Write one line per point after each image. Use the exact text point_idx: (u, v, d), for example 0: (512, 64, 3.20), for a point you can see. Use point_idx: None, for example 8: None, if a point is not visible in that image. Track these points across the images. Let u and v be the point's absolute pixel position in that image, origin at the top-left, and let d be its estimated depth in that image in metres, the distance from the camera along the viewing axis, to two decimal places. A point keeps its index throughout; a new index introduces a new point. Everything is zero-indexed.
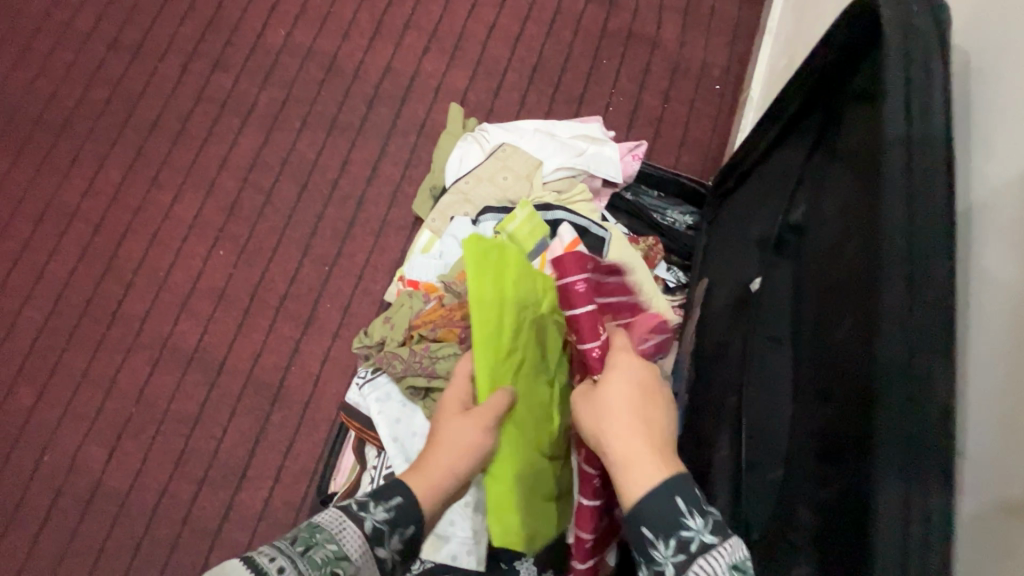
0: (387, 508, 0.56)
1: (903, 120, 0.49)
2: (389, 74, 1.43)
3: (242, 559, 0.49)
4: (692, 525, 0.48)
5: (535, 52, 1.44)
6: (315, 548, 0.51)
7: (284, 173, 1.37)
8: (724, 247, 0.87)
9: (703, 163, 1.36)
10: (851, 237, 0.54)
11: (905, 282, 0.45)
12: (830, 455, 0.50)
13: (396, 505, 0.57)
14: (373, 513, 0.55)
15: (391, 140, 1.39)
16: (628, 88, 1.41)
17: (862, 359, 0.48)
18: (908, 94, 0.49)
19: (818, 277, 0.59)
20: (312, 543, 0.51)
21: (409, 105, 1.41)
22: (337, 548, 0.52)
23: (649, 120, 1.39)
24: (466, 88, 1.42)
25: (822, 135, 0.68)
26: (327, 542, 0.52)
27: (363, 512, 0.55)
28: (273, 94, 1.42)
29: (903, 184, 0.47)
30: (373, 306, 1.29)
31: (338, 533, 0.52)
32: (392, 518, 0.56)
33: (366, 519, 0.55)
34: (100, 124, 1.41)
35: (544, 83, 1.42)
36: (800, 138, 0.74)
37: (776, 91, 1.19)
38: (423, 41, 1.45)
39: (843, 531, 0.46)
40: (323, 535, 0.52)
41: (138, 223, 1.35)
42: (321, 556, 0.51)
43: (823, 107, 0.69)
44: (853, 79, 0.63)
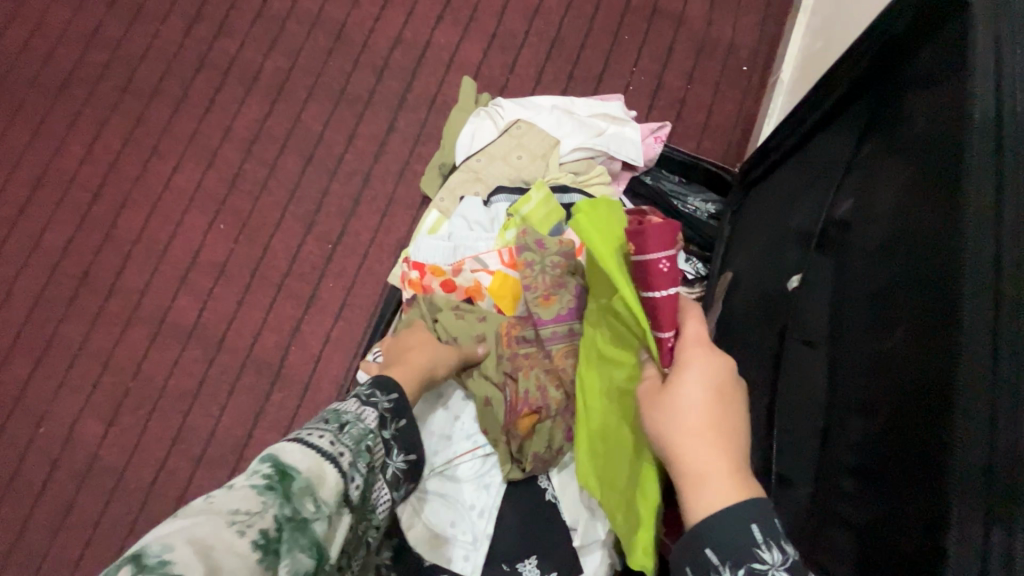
0: (388, 401, 0.63)
1: (992, 101, 0.43)
2: (401, 44, 1.37)
3: (292, 440, 0.53)
4: (766, 558, 0.43)
5: (554, 26, 1.37)
6: (349, 426, 0.57)
7: (289, 146, 1.32)
8: (753, 239, 0.80)
9: (727, 149, 1.30)
10: (916, 234, 0.48)
11: (994, 286, 0.39)
12: (889, 474, 0.45)
13: (394, 398, 0.63)
14: (379, 400, 0.62)
15: (401, 115, 1.33)
16: (651, 67, 1.34)
17: (931, 372, 0.42)
18: (1000, 72, 0.43)
19: (872, 277, 0.53)
20: (345, 422, 0.58)
21: (420, 78, 1.35)
22: (364, 426, 0.59)
23: (671, 102, 1.32)
24: (481, 62, 1.35)
25: (875, 119, 0.62)
26: (355, 420, 0.58)
27: (372, 399, 0.62)
28: (279, 62, 1.36)
29: (993, 172, 0.41)
30: (377, 287, 1.25)
31: (361, 413, 0.59)
32: (393, 408, 0.63)
33: (375, 406, 0.61)
34: (99, 88, 1.36)
35: (562, 59, 1.35)
36: (847, 122, 0.67)
37: (810, 74, 1.12)
38: (437, 10, 1.38)
39: (909, 560, 0.41)
40: (350, 416, 0.59)
41: (138, 192, 1.31)
42: (353, 429, 0.57)
43: (877, 87, 0.62)
44: (916, 56, 0.56)
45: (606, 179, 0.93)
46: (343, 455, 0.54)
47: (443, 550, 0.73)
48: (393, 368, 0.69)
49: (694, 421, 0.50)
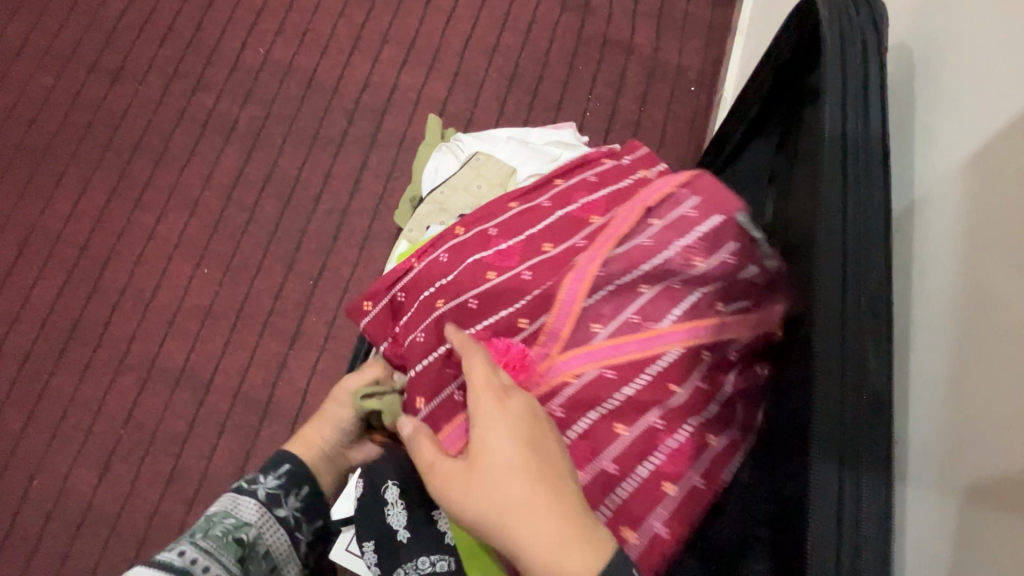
0: (274, 477, 0.74)
1: (838, 121, 0.53)
2: (369, 87, 1.45)
3: (146, 565, 0.62)
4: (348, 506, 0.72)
5: (513, 62, 1.46)
6: (215, 527, 0.68)
7: (267, 189, 1.38)
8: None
9: (681, 165, 1.38)
10: (801, 237, 0.57)
11: (839, 282, 0.49)
12: (781, 450, 0.52)
13: (284, 472, 0.75)
14: (266, 483, 0.74)
15: (374, 154, 1.40)
16: (606, 93, 1.43)
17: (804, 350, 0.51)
18: (843, 96, 0.54)
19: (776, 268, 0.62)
20: (212, 525, 0.68)
21: (389, 118, 1.42)
22: (235, 520, 0.70)
23: (627, 123, 1.41)
24: (446, 99, 1.44)
25: (784, 135, 0.70)
26: (226, 517, 0.70)
27: (256, 485, 0.73)
28: (254, 112, 1.43)
29: (840, 185, 0.51)
30: (359, 318, 1.30)
31: (234, 507, 0.70)
32: (284, 483, 0.74)
33: (260, 489, 0.73)
34: (82, 148, 1.42)
35: (521, 92, 1.44)
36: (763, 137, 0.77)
37: None
38: (401, 54, 1.47)
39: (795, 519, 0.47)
40: (221, 515, 0.70)
41: (123, 245, 1.35)
42: (223, 528, 0.68)
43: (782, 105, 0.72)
44: (802, 78, 0.66)
45: None
46: (199, 559, 0.64)
47: (422, 553, 0.74)
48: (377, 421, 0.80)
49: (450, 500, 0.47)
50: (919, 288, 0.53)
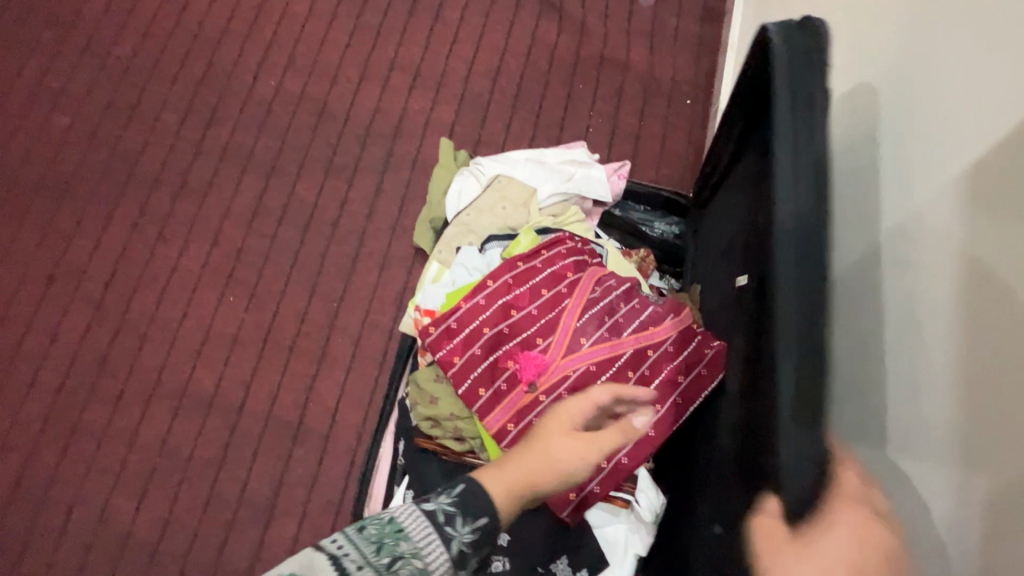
0: (471, 530, 0.58)
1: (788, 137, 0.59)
2: (379, 114, 1.50)
3: (322, 551, 0.54)
4: (456, 528, 0.57)
5: (515, 83, 1.53)
6: (399, 562, 0.55)
7: (286, 216, 1.42)
8: (713, 254, 0.95)
9: (682, 174, 1.45)
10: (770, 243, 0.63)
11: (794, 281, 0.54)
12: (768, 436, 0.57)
13: (481, 526, 0.58)
14: (460, 532, 0.57)
15: (388, 178, 1.45)
16: (606, 109, 1.50)
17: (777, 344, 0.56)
18: (792, 113, 0.60)
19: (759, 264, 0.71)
20: (396, 555, 0.55)
21: (400, 142, 1.48)
22: (419, 566, 0.55)
23: (628, 137, 1.48)
24: (453, 121, 1.50)
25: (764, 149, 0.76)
26: (409, 557, 0.55)
27: (451, 529, 0.57)
28: (269, 142, 1.48)
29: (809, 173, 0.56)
30: (383, 336, 1.34)
31: (420, 549, 0.56)
32: (475, 542, 0.58)
33: (452, 540, 0.57)
34: (102, 184, 1.46)
35: (525, 111, 1.50)
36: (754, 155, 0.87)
37: None
38: (408, 80, 1.53)
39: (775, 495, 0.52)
40: (407, 547, 0.56)
41: (148, 277, 1.39)
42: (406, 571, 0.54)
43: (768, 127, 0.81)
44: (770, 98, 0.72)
45: (581, 217, 1.05)
46: None
47: None
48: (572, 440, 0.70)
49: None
50: (928, 304, 0.60)
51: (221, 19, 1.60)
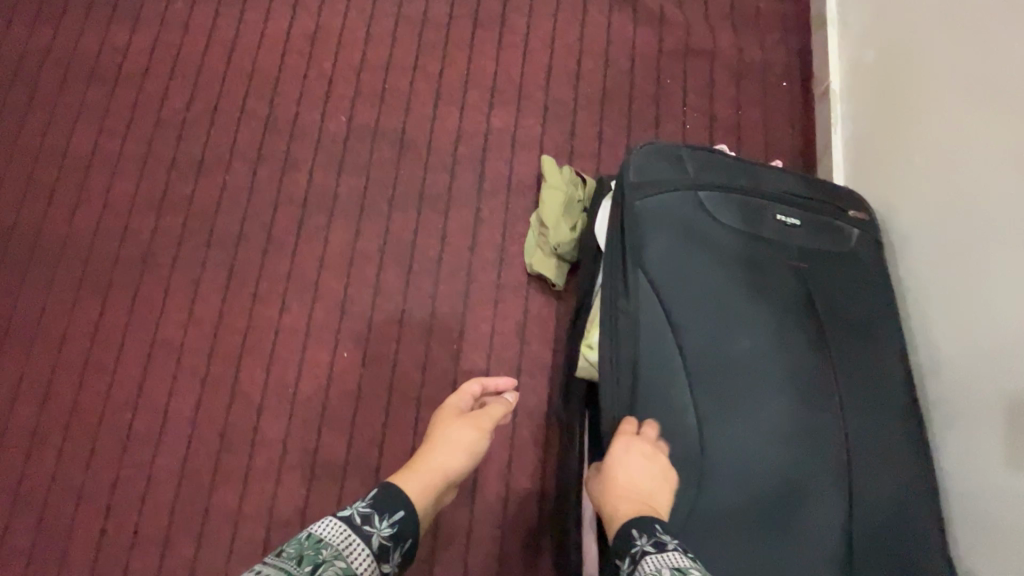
0: (389, 523, 0.71)
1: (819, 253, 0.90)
2: (462, 138, 1.42)
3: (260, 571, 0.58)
4: (377, 524, 0.70)
5: (599, 88, 1.45)
6: (325, 564, 0.62)
7: (386, 259, 1.35)
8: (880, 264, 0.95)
9: (792, 161, 1.37)
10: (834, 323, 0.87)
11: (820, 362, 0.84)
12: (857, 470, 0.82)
13: (398, 519, 0.72)
14: (378, 528, 0.70)
15: (484, 205, 1.38)
16: (699, 103, 1.43)
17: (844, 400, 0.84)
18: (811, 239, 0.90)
19: (775, 366, 0.83)
20: (321, 560, 0.63)
21: (491, 164, 1.41)
22: (343, 564, 0.64)
23: (728, 129, 1.40)
24: (542, 135, 1.42)
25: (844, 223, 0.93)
26: (334, 558, 0.64)
27: (369, 527, 0.70)
28: (352, 182, 1.40)
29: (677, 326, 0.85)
30: (512, 372, 1.27)
31: (342, 549, 0.66)
32: (394, 533, 0.71)
33: (373, 535, 0.69)
34: (184, 249, 1.37)
35: (616, 115, 1.43)
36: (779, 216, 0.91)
37: (876, 81, 1.18)
38: (486, 97, 1.45)
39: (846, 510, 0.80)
40: (329, 552, 0.64)
41: (252, 341, 1.31)
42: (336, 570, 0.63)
43: (751, 217, 0.90)
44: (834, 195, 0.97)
45: None
46: None
47: None
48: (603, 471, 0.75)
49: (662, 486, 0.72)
50: None
51: (274, 54, 1.50)
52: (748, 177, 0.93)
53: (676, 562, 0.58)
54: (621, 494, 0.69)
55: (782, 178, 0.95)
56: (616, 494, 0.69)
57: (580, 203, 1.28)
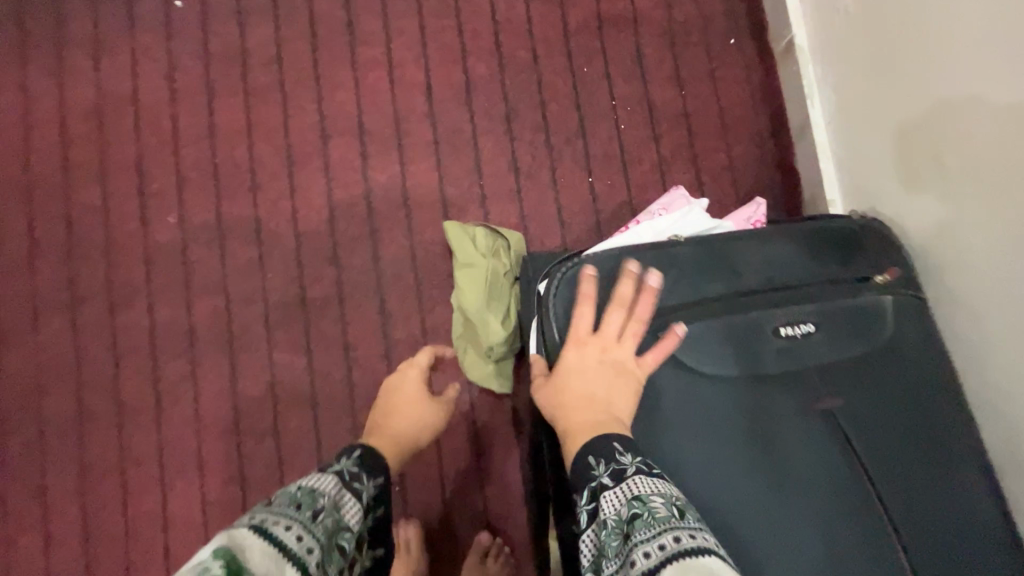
0: (375, 483, 0.66)
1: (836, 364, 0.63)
2: (337, 208, 1.07)
3: (251, 528, 0.49)
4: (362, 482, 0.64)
5: (499, 98, 1.10)
6: (323, 514, 0.55)
7: (280, 397, 1.02)
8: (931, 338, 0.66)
9: (760, 143, 1.07)
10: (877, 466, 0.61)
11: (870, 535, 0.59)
12: None
13: (381, 482, 0.66)
14: (366, 483, 0.65)
15: (389, 292, 1.05)
16: (630, 91, 1.09)
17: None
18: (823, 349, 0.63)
19: (810, 560, 0.58)
20: (318, 508, 0.56)
21: (384, 236, 1.06)
22: (339, 514, 0.58)
23: (674, 119, 1.08)
24: (441, 182, 1.08)
25: (864, 308, 0.65)
26: (331, 504, 0.58)
27: (358, 483, 0.64)
28: (209, 305, 1.05)
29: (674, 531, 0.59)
30: (478, 505, 0.99)
31: (339, 496, 0.59)
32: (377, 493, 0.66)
33: (362, 492, 0.63)
34: (4, 454, 1.01)
35: (529, 132, 1.09)
36: (779, 328, 0.63)
37: (855, 32, 0.88)
38: (356, 147, 1.09)
39: None
40: (326, 498, 0.57)
41: (133, 552, 0.98)
42: (330, 520, 0.56)
43: (740, 343, 0.62)
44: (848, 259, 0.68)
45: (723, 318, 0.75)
46: (313, 548, 0.52)
47: None
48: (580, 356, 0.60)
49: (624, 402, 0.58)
50: None
51: (53, 152, 1.09)
52: (721, 275, 0.65)
53: (637, 488, 0.51)
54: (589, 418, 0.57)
55: (768, 256, 0.67)
56: (563, 413, 0.58)
57: (508, 275, 0.96)
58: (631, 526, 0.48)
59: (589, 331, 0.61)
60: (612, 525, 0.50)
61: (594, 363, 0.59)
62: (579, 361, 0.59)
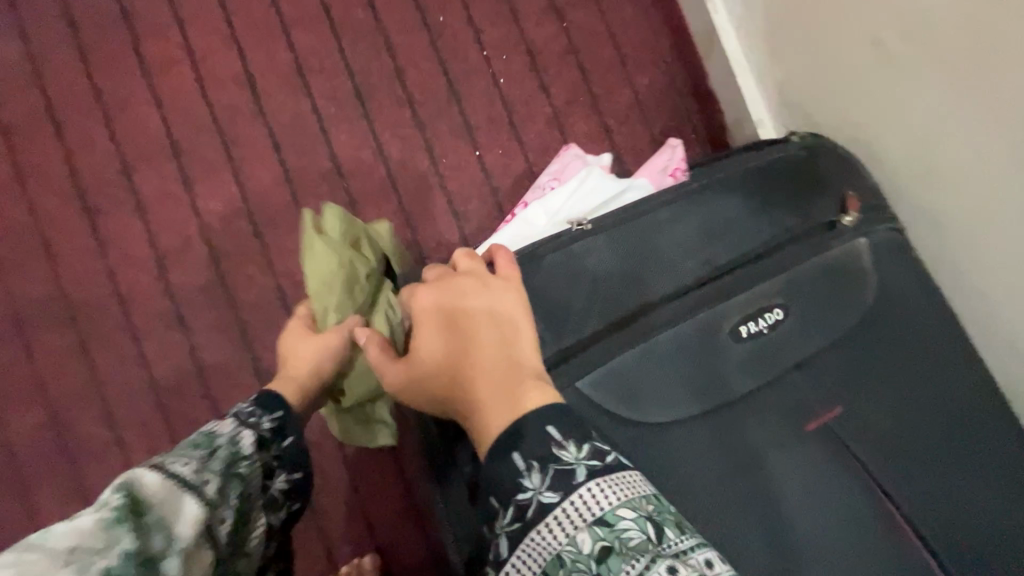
0: (273, 419, 0.49)
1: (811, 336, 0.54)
2: (169, 256, 0.83)
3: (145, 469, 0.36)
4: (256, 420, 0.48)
5: (342, 74, 0.87)
6: (217, 457, 0.41)
7: None
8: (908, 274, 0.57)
9: (665, 67, 0.90)
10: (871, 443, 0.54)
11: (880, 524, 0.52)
12: None
13: (282, 416, 0.49)
14: (261, 418, 0.48)
15: (262, 348, 0.83)
16: (502, 33, 0.89)
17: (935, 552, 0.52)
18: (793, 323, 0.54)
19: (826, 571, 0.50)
20: (214, 447, 0.42)
21: (238, 278, 0.83)
22: (236, 455, 0.43)
23: (560, 58, 0.89)
24: (294, 194, 0.85)
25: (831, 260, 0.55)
26: (231, 447, 0.43)
27: (253, 418, 0.47)
28: (22, 419, 0.79)
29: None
30: None
31: (237, 436, 0.44)
32: (281, 426, 0.49)
33: (259, 427, 0.47)
34: None
35: (390, 109, 0.87)
36: (736, 323, 0.52)
37: None
38: (174, 173, 0.84)
39: None
40: (224, 438, 0.43)
41: None
42: (219, 463, 0.41)
43: (699, 355, 0.51)
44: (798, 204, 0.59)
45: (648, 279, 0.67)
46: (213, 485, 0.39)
47: None
48: (441, 317, 0.44)
49: (526, 334, 0.44)
50: None
51: None
52: (654, 268, 0.54)
53: (593, 505, 0.36)
54: (505, 376, 0.41)
55: (711, 225, 0.56)
56: (476, 404, 0.41)
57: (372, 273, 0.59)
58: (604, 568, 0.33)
59: (435, 293, 0.45)
60: (572, 558, 0.35)
61: (464, 311, 0.44)
62: (445, 326, 0.43)
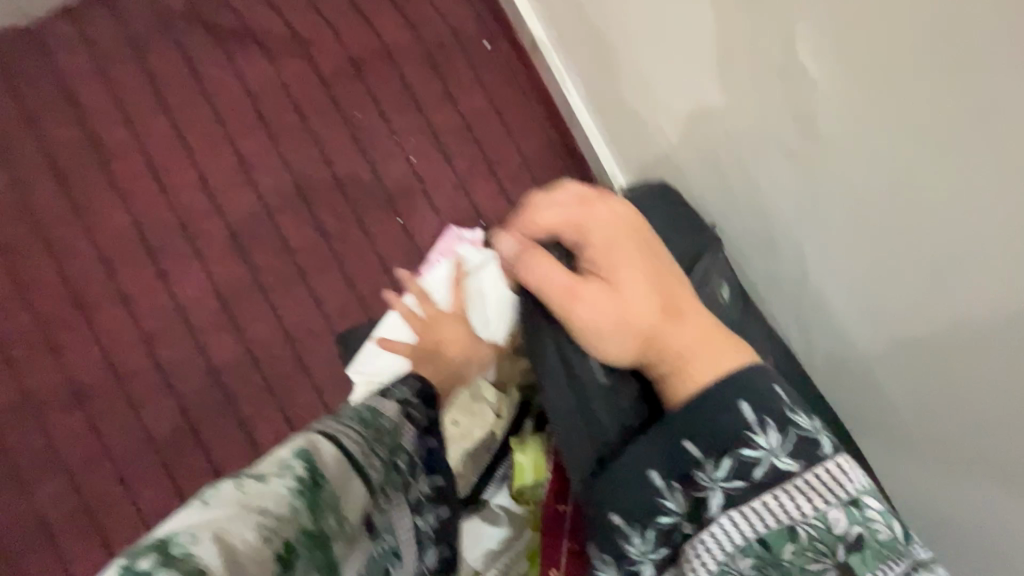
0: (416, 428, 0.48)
1: None
2: (154, 336, 1.00)
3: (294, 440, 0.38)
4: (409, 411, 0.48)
5: (282, 170, 1.06)
6: (385, 427, 0.44)
7: None
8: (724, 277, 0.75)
9: (544, 133, 1.12)
10: None
11: None
12: None
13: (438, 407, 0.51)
14: (410, 418, 0.47)
15: (243, 401, 1.00)
16: (409, 120, 1.09)
17: None
18: None
19: None
20: (377, 423, 0.43)
21: (215, 347, 1.01)
22: (403, 451, 0.45)
23: (459, 135, 1.10)
24: (254, 272, 1.04)
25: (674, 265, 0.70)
26: (397, 428, 0.45)
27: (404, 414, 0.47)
28: (45, 489, 0.94)
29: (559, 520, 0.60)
30: None
31: (400, 425, 0.45)
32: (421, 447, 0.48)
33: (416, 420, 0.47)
34: None
35: (325, 193, 1.06)
36: None
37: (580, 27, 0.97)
38: (151, 268, 1.02)
39: None
40: (387, 418, 0.45)
41: None
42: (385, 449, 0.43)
43: None
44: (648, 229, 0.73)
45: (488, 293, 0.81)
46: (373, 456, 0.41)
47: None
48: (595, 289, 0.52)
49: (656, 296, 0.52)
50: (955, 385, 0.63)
51: None
52: None
53: (821, 481, 0.44)
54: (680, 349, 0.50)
55: None
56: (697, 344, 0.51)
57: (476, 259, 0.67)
58: (858, 550, 0.42)
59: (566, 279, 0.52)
60: (819, 537, 0.43)
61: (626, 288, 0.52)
62: (618, 289, 0.52)
